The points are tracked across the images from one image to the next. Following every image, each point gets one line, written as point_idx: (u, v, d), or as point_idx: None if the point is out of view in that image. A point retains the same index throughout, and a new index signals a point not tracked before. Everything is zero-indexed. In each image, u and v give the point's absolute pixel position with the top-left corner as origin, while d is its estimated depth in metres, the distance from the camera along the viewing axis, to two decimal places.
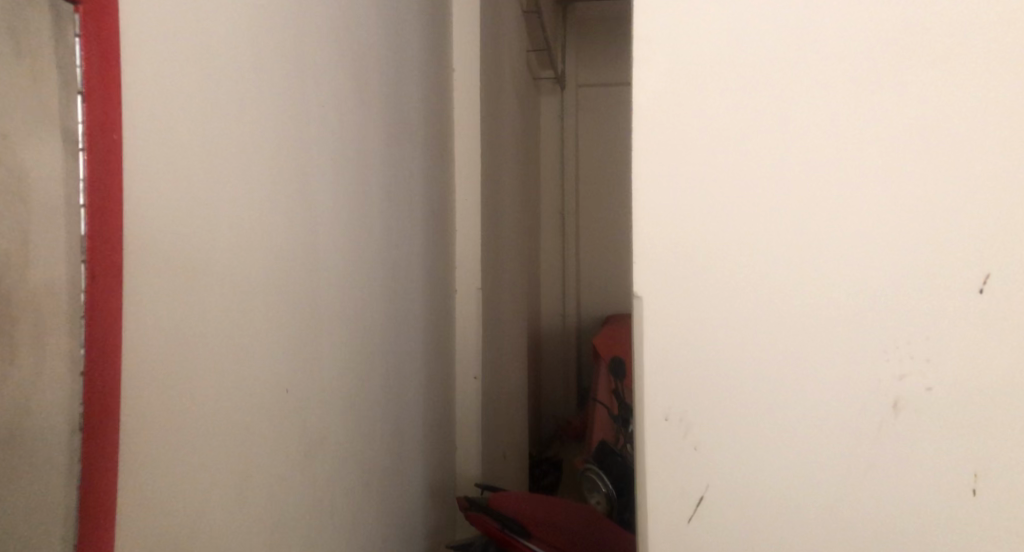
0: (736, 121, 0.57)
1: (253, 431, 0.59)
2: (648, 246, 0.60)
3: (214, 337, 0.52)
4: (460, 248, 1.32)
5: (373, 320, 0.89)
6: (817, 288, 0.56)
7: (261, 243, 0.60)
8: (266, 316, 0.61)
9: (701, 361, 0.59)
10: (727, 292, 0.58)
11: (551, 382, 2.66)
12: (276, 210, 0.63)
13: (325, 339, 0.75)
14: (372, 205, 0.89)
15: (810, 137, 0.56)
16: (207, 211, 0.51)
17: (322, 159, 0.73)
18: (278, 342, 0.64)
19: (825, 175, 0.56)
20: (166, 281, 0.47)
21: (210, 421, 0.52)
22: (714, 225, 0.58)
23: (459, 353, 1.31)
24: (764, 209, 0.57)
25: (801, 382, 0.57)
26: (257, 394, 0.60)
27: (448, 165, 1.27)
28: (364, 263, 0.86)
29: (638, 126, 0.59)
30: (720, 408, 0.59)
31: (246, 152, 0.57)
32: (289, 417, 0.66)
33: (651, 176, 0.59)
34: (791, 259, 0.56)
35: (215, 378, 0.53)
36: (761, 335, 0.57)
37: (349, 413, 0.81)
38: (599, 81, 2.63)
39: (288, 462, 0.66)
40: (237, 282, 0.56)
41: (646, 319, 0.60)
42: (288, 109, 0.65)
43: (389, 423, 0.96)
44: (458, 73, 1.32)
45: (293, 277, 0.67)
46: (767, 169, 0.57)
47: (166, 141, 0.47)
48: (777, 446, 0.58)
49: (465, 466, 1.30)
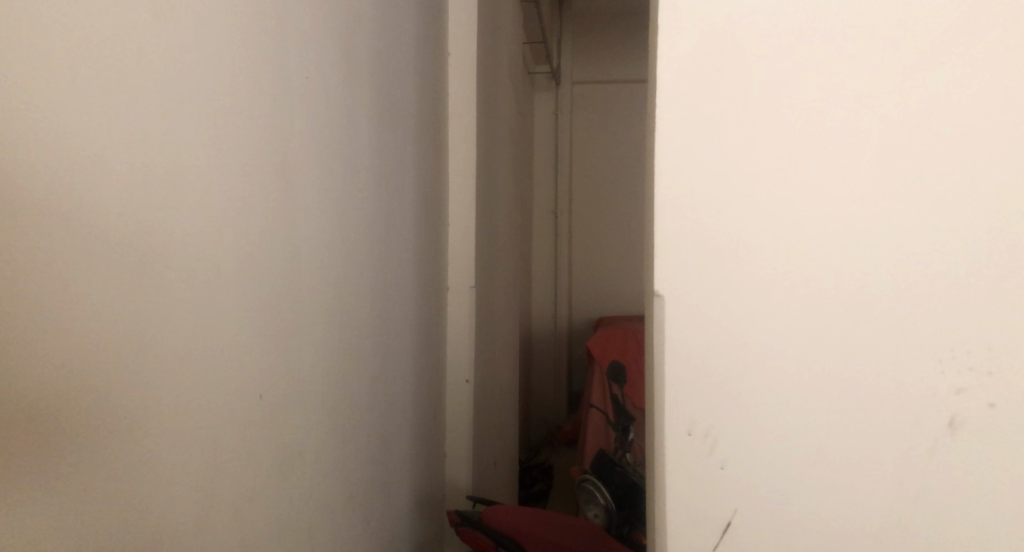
0: (774, 101, 0.51)
1: (220, 442, 0.52)
2: (672, 239, 0.53)
3: (165, 334, 0.46)
4: (453, 245, 1.25)
5: (360, 318, 0.82)
6: (859, 290, 0.50)
7: (229, 229, 0.53)
8: (236, 311, 0.54)
9: (733, 371, 0.52)
10: (761, 294, 0.52)
11: (541, 385, 2.59)
12: (248, 193, 0.56)
13: (308, 340, 0.68)
14: (360, 194, 0.82)
15: (851, 123, 0.50)
16: (155, 190, 0.45)
17: (304, 139, 0.66)
18: (252, 341, 0.57)
19: (866, 165, 0.50)
20: (95, 269, 0.40)
21: (160, 432, 0.46)
22: (748, 220, 0.52)
23: (450, 355, 1.24)
24: (801, 201, 0.51)
25: (841, 395, 0.51)
26: (225, 399, 0.53)
27: (440, 155, 1.20)
28: (351, 257, 0.79)
29: (663, 104, 0.53)
30: (747, 422, 0.52)
31: (207, 124, 0.50)
32: (265, 426, 0.59)
33: (677, 162, 0.53)
34: (834, 257, 0.51)
35: (167, 381, 0.46)
36: (801, 342, 0.51)
37: (330, 419, 0.74)
38: (594, 78, 2.57)
39: (260, 475, 0.59)
40: (199, 272, 0.49)
41: (668, 322, 0.53)
42: (263, 79, 0.58)
43: (375, 431, 0.88)
44: (452, 58, 1.25)
45: (271, 270, 0.60)
46: (809, 158, 0.51)
47: (96, 105, 0.40)
48: (813, 468, 0.52)
49: (454, 474, 1.23)
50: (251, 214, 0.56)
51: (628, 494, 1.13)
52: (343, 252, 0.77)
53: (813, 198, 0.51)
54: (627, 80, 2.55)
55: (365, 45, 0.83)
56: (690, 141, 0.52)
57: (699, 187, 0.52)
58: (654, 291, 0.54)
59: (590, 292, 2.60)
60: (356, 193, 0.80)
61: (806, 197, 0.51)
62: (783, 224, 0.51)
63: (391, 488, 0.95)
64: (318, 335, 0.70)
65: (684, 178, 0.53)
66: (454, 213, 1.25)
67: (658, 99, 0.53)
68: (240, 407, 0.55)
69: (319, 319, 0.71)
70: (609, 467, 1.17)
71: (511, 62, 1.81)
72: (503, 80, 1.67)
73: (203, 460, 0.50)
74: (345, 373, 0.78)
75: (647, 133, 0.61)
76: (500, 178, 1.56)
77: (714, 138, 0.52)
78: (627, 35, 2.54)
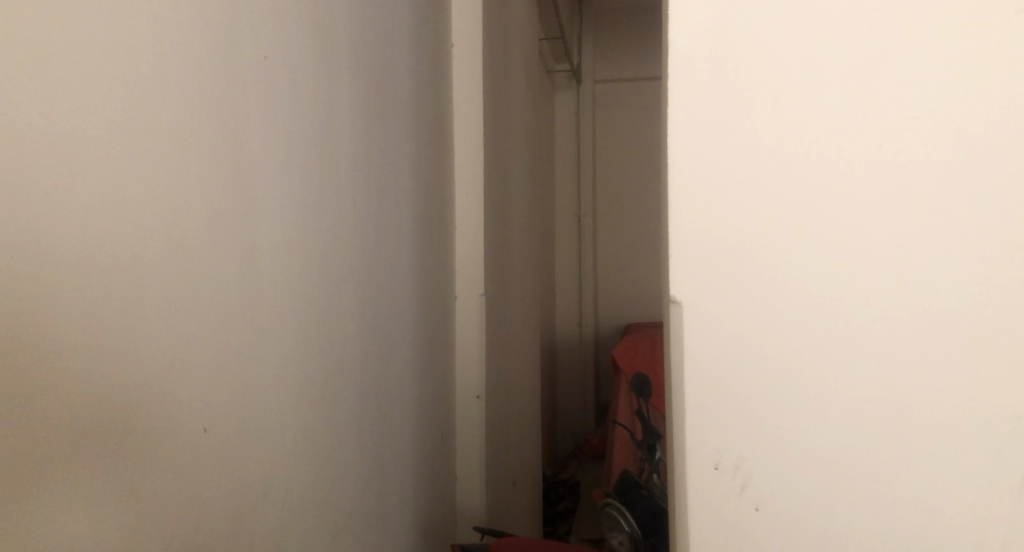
0: (804, 73, 0.45)
1: (196, 470, 0.47)
2: (691, 236, 0.46)
3: (124, 350, 0.40)
4: (460, 251, 1.17)
5: (356, 333, 0.76)
6: (911, 290, 0.44)
7: (206, 233, 0.47)
8: (216, 323, 0.49)
9: (769, 393, 0.46)
10: (792, 292, 0.45)
11: (567, 396, 2.50)
12: (229, 194, 0.51)
13: (299, 355, 0.63)
14: (356, 198, 0.77)
15: (895, 92, 0.44)
16: (104, 185, 0.38)
17: (293, 138, 0.61)
18: (237, 355, 0.52)
19: (911, 145, 0.43)
20: (27, 273, 0.34)
21: (115, 464, 0.40)
22: (779, 207, 0.45)
23: (459, 369, 1.16)
24: (838, 186, 0.44)
25: (903, 418, 0.44)
26: (204, 421, 0.47)
27: (445, 155, 1.13)
28: (346, 267, 0.73)
29: (677, 81, 0.46)
30: (781, 446, 0.46)
31: (167, 113, 0.43)
32: (243, 451, 0.53)
33: (695, 143, 0.46)
34: (881, 250, 0.44)
35: (123, 403, 0.40)
36: (849, 353, 0.45)
37: (318, 445, 0.67)
38: (616, 76, 2.48)
39: (232, 509, 0.51)
40: (169, 278, 0.44)
41: (688, 334, 0.46)
42: (245, 69, 0.53)
43: (372, 455, 0.81)
44: (457, 52, 1.18)
45: (258, 279, 0.55)
46: (846, 134, 0.44)
47: (8, 81, 0.33)
48: (860, 496, 0.45)
49: (466, 497, 1.14)
50: (234, 217, 0.51)
51: (654, 520, 1.03)
52: (339, 259, 0.72)
53: (853, 180, 0.44)
54: (650, 78, 2.46)
55: (356, 37, 0.77)
56: (709, 117, 0.46)
57: (720, 169, 0.46)
58: (670, 296, 0.47)
59: (616, 299, 2.51)
60: (352, 198, 0.75)
61: (845, 178, 0.44)
62: (820, 209, 0.45)
63: (393, 517, 0.87)
64: (311, 350, 0.65)
65: (704, 159, 0.46)
66: (462, 217, 1.18)
67: (670, 69, 0.46)
68: (221, 428, 0.50)
69: (315, 332, 0.66)
70: (632, 491, 1.07)
71: (525, 60, 1.73)
72: (517, 79, 1.60)
73: (174, 489, 0.44)
74: (339, 393, 0.71)
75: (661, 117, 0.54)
76: (514, 180, 1.48)
77: (737, 114, 0.46)
78: (649, 32, 2.45)
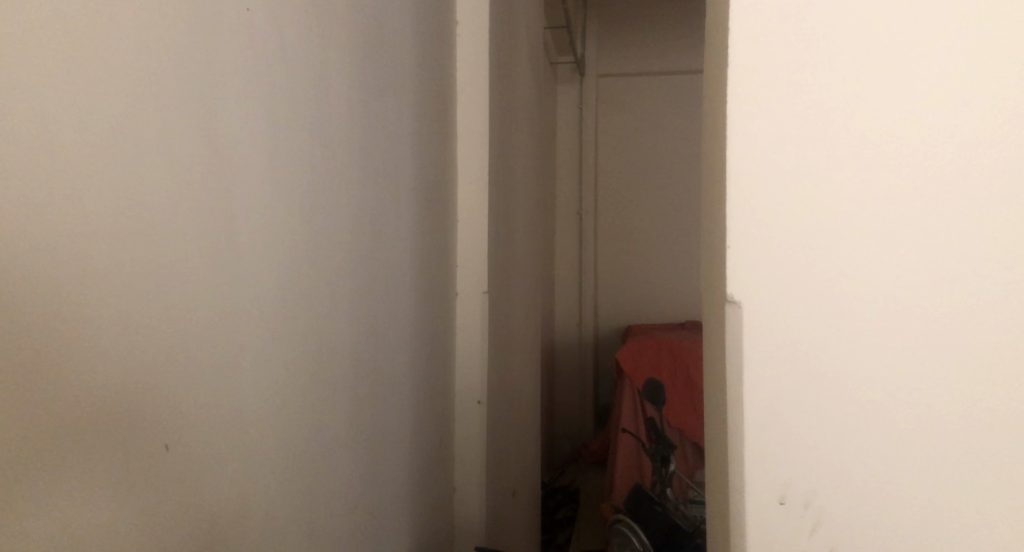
0: (872, 54, 0.41)
1: (162, 482, 0.40)
2: (751, 230, 0.42)
3: (59, 339, 0.33)
4: (462, 244, 1.10)
5: (359, 328, 0.70)
6: (986, 296, 0.40)
7: (178, 209, 0.41)
8: (196, 315, 0.42)
9: (836, 406, 0.42)
10: (851, 299, 0.41)
11: (565, 399, 2.43)
12: (214, 169, 0.44)
13: (301, 357, 0.58)
14: (364, 184, 0.72)
15: (969, 77, 0.40)
16: (36, 141, 0.32)
17: (295, 123, 0.56)
18: (222, 353, 0.45)
19: (985, 136, 0.40)
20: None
21: (52, 477, 0.33)
22: (840, 207, 0.41)
23: (460, 370, 1.08)
24: (906, 179, 0.41)
25: (981, 437, 0.40)
26: (167, 437, 0.40)
27: (448, 142, 1.05)
28: (349, 257, 0.68)
29: (738, 62, 0.43)
30: (839, 464, 0.42)
31: (125, 65, 0.36)
32: (219, 470, 0.45)
33: (756, 129, 0.43)
34: (947, 255, 0.40)
35: (57, 407, 0.33)
36: (917, 363, 0.41)
37: (312, 455, 0.60)
38: (620, 70, 2.40)
39: (204, 537, 0.44)
40: (130, 259, 0.37)
41: (748, 339, 0.42)
42: (247, 45, 0.49)
43: (369, 465, 0.73)
44: (461, 32, 1.10)
45: (254, 276, 0.50)
46: (914, 123, 0.41)
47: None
48: (928, 516, 0.41)
49: (465, 507, 1.07)
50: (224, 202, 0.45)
51: (669, 537, 0.96)
52: (343, 252, 0.66)
53: (917, 179, 0.41)
54: (656, 73, 2.38)
55: (362, 10, 0.72)
56: (768, 108, 0.42)
57: (777, 163, 0.42)
58: (727, 296, 0.43)
59: (618, 299, 2.44)
60: (355, 183, 0.69)
61: (908, 176, 0.41)
62: (883, 210, 0.41)
63: (388, 534, 0.80)
64: (312, 353, 0.60)
65: (763, 153, 0.42)
66: (465, 207, 1.10)
67: (728, 53, 0.43)
68: (198, 435, 0.43)
69: (317, 332, 0.60)
70: (645, 506, 1.01)
71: (531, 47, 1.65)
72: (522, 65, 1.52)
73: (132, 507, 0.37)
74: (336, 398, 0.64)
75: (718, 104, 0.49)
76: (518, 172, 1.41)
77: (796, 106, 0.42)
78: (655, 26, 2.38)
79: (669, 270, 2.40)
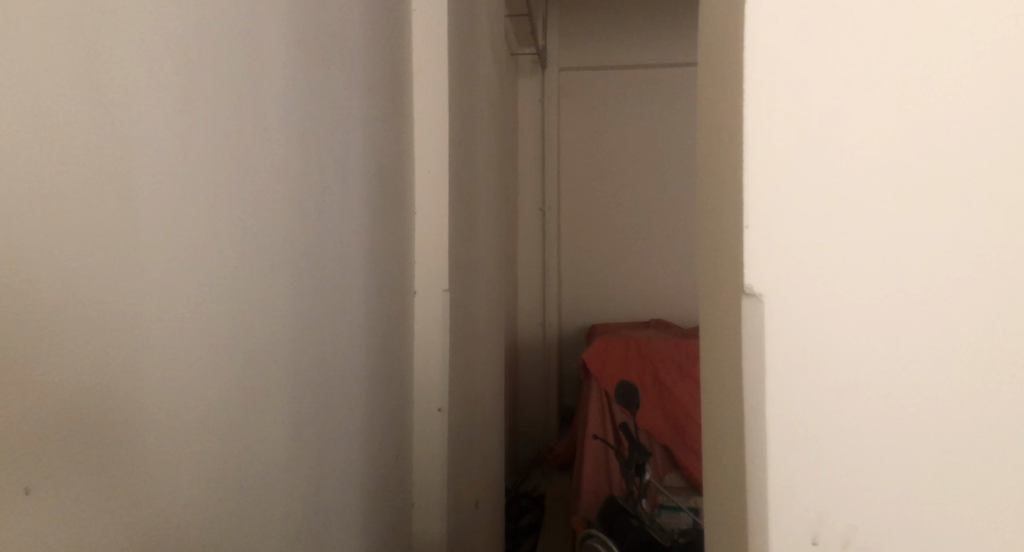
0: (890, 36, 0.39)
1: (78, 509, 0.35)
2: (767, 221, 0.39)
3: None
4: (421, 236, 1.01)
5: (319, 327, 0.64)
6: (996, 295, 0.38)
7: (86, 203, 0.36)
8: (100, 331, 0.36)
9: (850, 405, 0.39)
10: (858, 296, 0.39)
11: (529, 400, 2.36)
12: (106, 145, 0.37)
13: (250, 371, 0.51)
14: (323, 171, 0.66)
15: (988, 66, 0.38)
16: None
17: (244, 107, 0.50)
18: (128, 369, 0.38)
19: (999, 129, 0.38)
20: None
21: None
22: (848, 199, 0.39)
23: (420, 373, 1.00)
24: (923, 171, 0.39)
25: (988, 437, 0.38)
26: (25, 479, 0.32)
27: (404, 125, 0.97)
28: (309, 250, 0.62)
29: (756, 35, 0.39)
30: (851, 464, 0.39)
31: None
32: (120, 505, 0.38)
33: (776, 112, 0.39)
34: (960, 257, 0.38)
35: None
36: (930, 363, 0.39)
37: (253, 475, 0.52)
38: (581, 63, 2.35)
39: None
40: None
41: (770, 335, 0.39)
42: (181, 17, 0.43)
43: (318, 486, 0.65)
44: (419, 9, 1.02)
45: (184, 276, 0.43)
46: (934, 111, 0.38)
47: None
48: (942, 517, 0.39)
49: (426, 522, 0.98)
50: (132, 192, 0.39)
51: None
52: (303, 244, 0.60)
53: (924, 168, 0.38)
54: (619, 66, 2.33)
55: None
56: (773, 91, 0.39)
57: (795, 149, 0.39)
58: (745, 288, 0.40)
59: (582, 297, 2.38)
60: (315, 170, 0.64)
61: (915, 166, 0.39)
62: (890, 202, 0.39)
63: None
64: (261, 365, 0.53)
65: (768, 141, 0.39)
66: (423, 197, 1.02)
67: (746, 25, 0.39)
68: (124, 455, 0.38)
69: (269, 335, 0.54)
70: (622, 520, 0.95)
71: (491, 33, 1.57)
72: (483, 51, 1.44)
73: None
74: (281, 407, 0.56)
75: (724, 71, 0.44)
76: (479, 162, 1.33)
77: (803, 90, 0.39)
78: (618, 18, 2.34)
79: (633, 270, 2.36)
